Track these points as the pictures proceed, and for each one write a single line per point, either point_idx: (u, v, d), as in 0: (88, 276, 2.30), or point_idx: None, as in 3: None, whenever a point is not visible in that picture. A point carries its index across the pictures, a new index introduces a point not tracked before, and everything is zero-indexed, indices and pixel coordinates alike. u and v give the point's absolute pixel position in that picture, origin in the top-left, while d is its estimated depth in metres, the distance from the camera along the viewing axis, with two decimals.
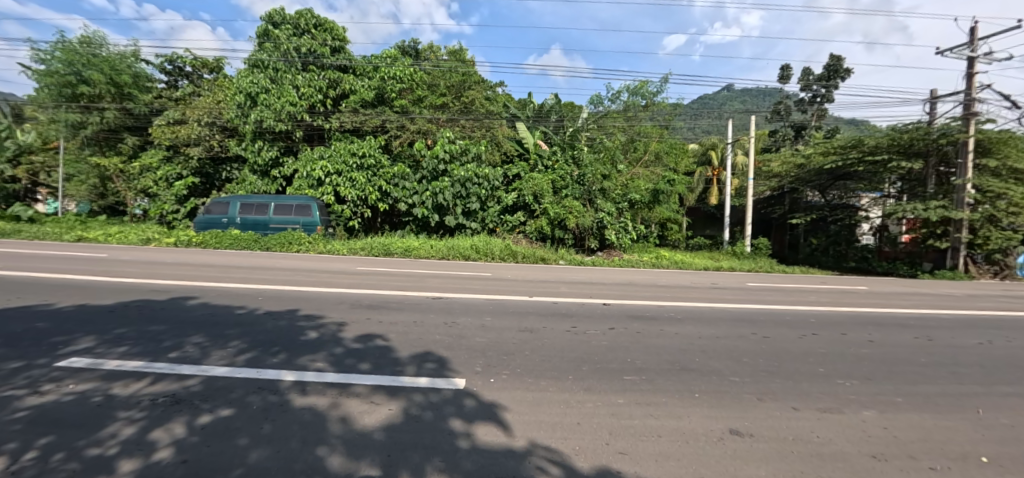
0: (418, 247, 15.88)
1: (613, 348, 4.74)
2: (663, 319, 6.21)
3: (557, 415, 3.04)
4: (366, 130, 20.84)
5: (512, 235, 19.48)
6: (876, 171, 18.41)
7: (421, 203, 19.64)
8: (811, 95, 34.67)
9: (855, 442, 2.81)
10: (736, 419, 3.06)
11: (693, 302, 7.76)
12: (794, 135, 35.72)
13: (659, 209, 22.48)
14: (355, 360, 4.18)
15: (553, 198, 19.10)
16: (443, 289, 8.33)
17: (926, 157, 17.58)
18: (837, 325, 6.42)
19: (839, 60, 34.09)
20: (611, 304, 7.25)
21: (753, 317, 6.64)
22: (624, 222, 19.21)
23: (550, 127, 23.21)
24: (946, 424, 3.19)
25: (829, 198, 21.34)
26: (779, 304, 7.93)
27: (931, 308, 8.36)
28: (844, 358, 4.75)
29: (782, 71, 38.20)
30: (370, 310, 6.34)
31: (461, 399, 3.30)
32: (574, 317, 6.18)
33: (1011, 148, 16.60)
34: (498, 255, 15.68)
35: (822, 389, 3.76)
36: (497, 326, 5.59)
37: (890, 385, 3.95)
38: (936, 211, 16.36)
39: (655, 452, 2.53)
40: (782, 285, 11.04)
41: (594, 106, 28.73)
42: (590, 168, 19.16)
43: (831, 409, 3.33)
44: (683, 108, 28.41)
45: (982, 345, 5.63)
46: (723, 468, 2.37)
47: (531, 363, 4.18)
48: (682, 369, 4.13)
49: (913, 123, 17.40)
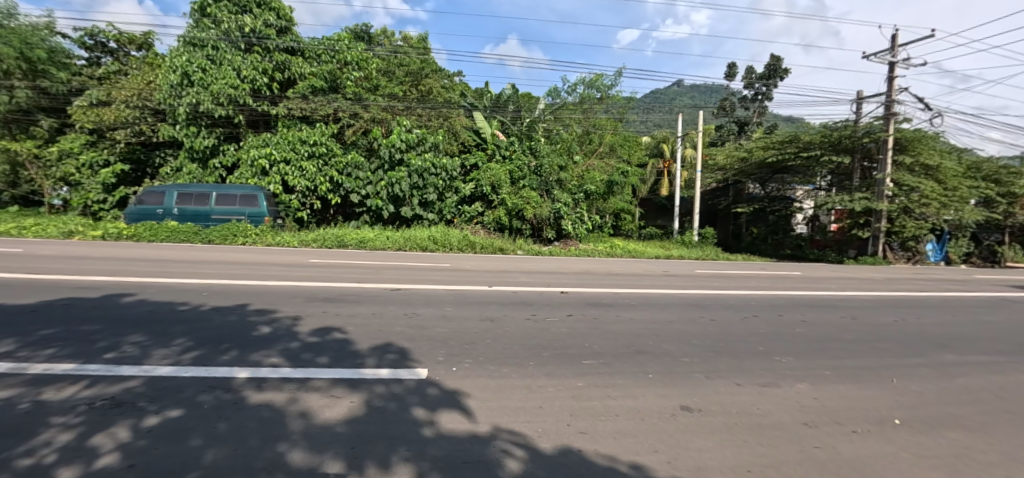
0: (374, 239, 15.51)
1: (573, 334, 4.89)
2: (619, 306, 6.47)
3: (520, 400, 3.12)
4: (316, 117, 19.91)
5: (470, 226, 19.38)
6: (809, 165, 19.90)
7: (376, 194, 19.11)
8: (753, 94, 36.77)
9: (790, 411, 3.09)
10: (687, 396, 3.27)
11: (646, 288, 8.12)
12: (738, 131, 37.65)
13: (614, 200, 23.01)
14: (313, 354, 4.07)
15: (511, 188, 19.16)
16: (402, 281, 8.22)
17: (852, 153, 19.21)
18: (775, 307, 6.94)
19: (778, 60, 36.20)
20: (569, 292, 7.44)
21: (701, 302, 7.04)
22: (580, 213, 19.65)
23: (507, 117, 23.17)
24: (868, 392, 3.57)
25: (769, 190, 22.72)
26: (724, 290, 8.45)
27: (854, 290, 9.21)
28: (782, 337, 5.17)
29: (729, 69, 40.18)
30: (326, 303, 6.17)
31: (425, 389, 3.30)
32: (534, 306, 6.31)
33: (926, 146, 18.22)
34: (455, 245, 15.60)
35: (762, 366, 4.08)
36: (458, 316, 5.61)
37: (820, 360, 4.35)
38: (861, 202, 17.95)
39: (613, 431, 2.67)
40: (727, 272, 11.74)
41: (551, 97, 29.12)
42: (547, 159, 19.46)
43: (770, 384, 3.63)
44: (637, 102, 29.36)
45: (896, 323, 6.30)
46: (676, 441, 2.55)
47: (493, 351, 4.24)
48: (637, 352, 4.33)
49: (842, 120, 18.96)
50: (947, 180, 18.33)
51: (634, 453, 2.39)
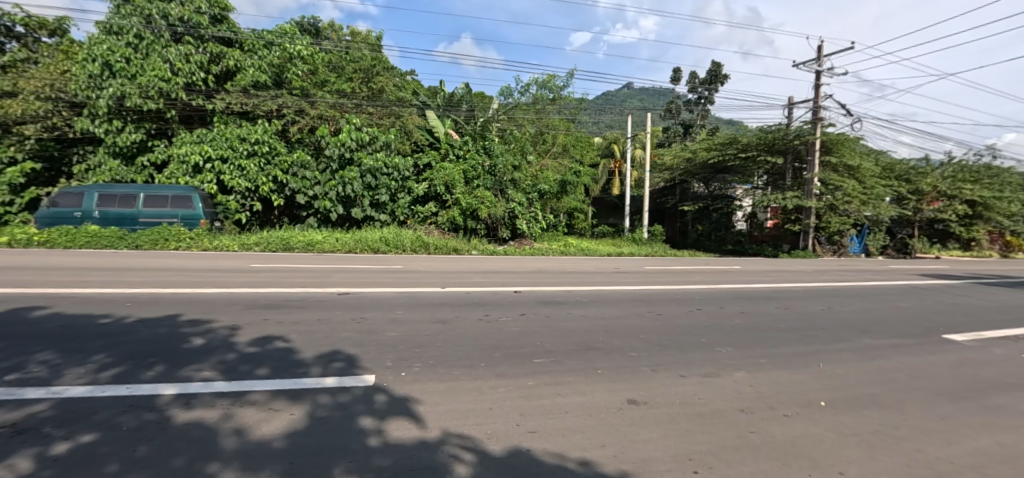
0: (322, 241, 14.90)
1: (525, 333, 4.91)
2: (571, 303, 6.57)
3: (470, 402, 3.09)
4: (258, 113, 18.84)
5: (424, 226, 19.06)
6: (747, 166, 21.19)
7: (324, 194, 18.34)
8: (697, 97, 38.53)
9: (728, 399, 3.25)
10: (634, 390, 3.36)
11: (597, 286, 8.31)
12: (683, 132, 39.42)
13: (567, 199, 23.44)
14: (251, 365, 3.84)
15: (465, 188, 19.06)
16: (351, 284, 7.92)
17: (785, 154, 20.64)
18: (717, 300, 7.30)
19: (718, 65, 38.18)
20: (522, 291, 7.47)
21: (649, 298, 7.29)
22: (534, 212, 19.89)
23: (461, 117, 22.94)
24: (798, 377, 3.82)
25: (712, 189, 23.95)
26: (670, 285, 8.81)
27: (787, 282, 9.89)
28: (723, 328, 5.44)
29: (674, 74, 41.98)
30: (268, 311, 5.84)
31: (372, 396, 3.19)
32: (486, 306, 6.28)
33: (848, 148, 19.81)
34: (408, 246, 15.28)
35: (705, 357, 4.27)
36: (409, 319, 5.48)
37: (756, 349, 4.61)
38: (792, 200, 19.33)
39: (562, 428, 2.69)
40: (674, 267, 12.24)
41: (504, 97, 29.25)
42: (501, 159, 19.50)
43: (711, 374, 3.80)
44: (588, 103, 29.99)
45: (822, 311, 6.83)
46: (622, 435, 2.61)
47: (444, 353, 4.16)
48: (587, 348, 4.41)
49: (776, 124, 20.32)
50: (866, 179, 20.06)
51: (582, 449, 2.42)
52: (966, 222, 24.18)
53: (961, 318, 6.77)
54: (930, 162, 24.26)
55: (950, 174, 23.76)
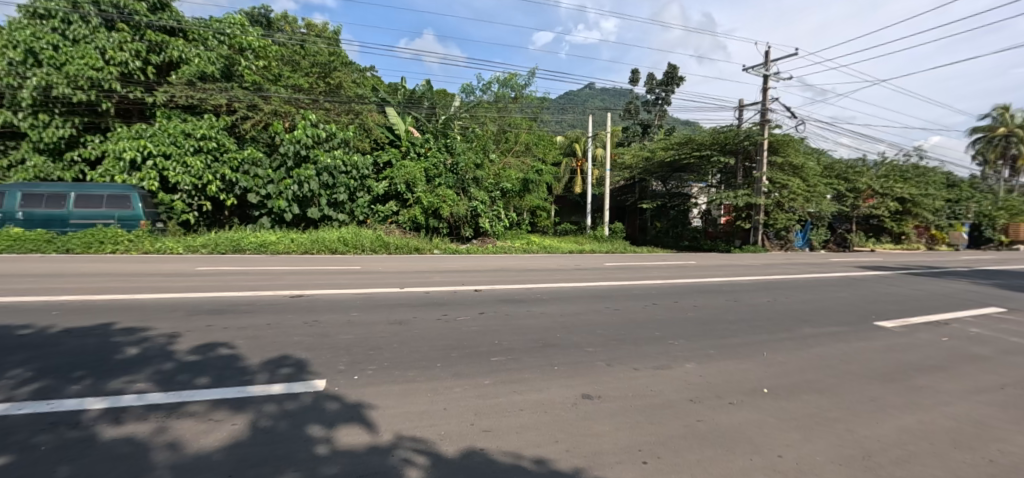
0: (276, 242, 14.27)
1: (484, 332, 4.88)
2: (531, 301, 6.60)
3: (425, 404, 3.03)
4: (206, 107, 17.79)
5: (385, 226, 18.61)
6: (702, 165, 22.07)
7: (278, 193, 17.52)
8: (654, 98, 39.73)
9: (679, 390, 3.35)
10: (589, 385, 3.41)
11: (558, 283, 8.39)
12: (642, 132, 40.54)
13: (530, 198, 23.55)
14: (191, 374, 3.60)
15: (427, 186, 18.81)
16: (304, 286, 7.62)
17: (736, 154, 21.63)
18: (672, 295, 7.54)
19: (674, 68, 39.51)
20: (482, 290, 7.43)
21: (607, 293, 7.44)
22: (497, 211, 19.87)
23: (422, 114, 22.60)
24: (743, 366, 4.00)
25: (669, 187, 24.68)
26: (628, 280, 9.02)
27: (737, 276, 10.37)
28: (677, 322, 5.63)
29: (632, 75, 43.10)
30: (213, 316, 5.52)
31: (322, 402, 3.07)
32: (446, 305, 6.20)
33: (793, 149, 20.93)
34: (368, 247, 14.90)
35: (658, 350, 4.39)
36: (365, 321, 5.34)
37: (706, 341, 4.80)
38: (743, 198, 20.30)
39: (517, 426, 2.69)
40: (633, 263, 12.56)
41: (466, 95, 29.11)
42: (463, 157, 19.40)
43: (664, 366, 3.91)
44: (550, 102, 30.27)
45: (768, 303, 7.19)
46: (576, 430, 2.63)
47: (400, 355, 4.07)
48: (546, 345, 4.44)
49: (728, 124, 21.24)
50: (809, 178, 21.32)
51: (536, 446, 2.43)
52: (897, 217, 26.19)
53: (890, 306, 7.31)
54: (865, 163, 26.08)
55: (883, 173, 25.65)
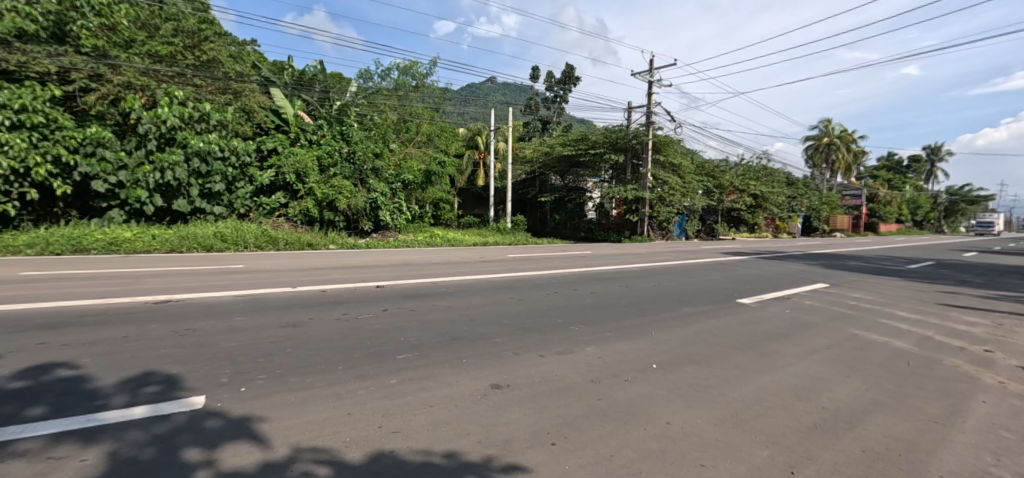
0: (132, 239, 12.13)
1: (388, 330, 4.70)
2: (437, 295, 6.51)
3: (325, 411, 2.82)
4: (28, 74, 14.40)
5: (272, 220, 16.85)
6: (596, 160, 23.66)
7: (135, 182, 14.75)
8: (553, 96, 41.55)
9: (580, 372, 3.57)
10: (497, 375, 3.46)
11: (463, 276, 8.40)
12: (541, 128, 42.07)
13: (432, 190, 22.94)
14: (16, 405, 2.91)
15: (320, 177, 17.51)
16: (173, 290, 6.58)
17: (625, 152, 23.53)
18: (571, 283, 7.99)
19: (571, 68, 41.54)
20: (385, 286, 7.14)
21: (512, 285, 7.62)
22: (398, 203, 19.16)
23: (313, 98, 20.88)
24: (634, 346, 4.39)
25: (567, 182, 26.04)
26: (531, 271, 9.35)
27: (626, 264, 11.33)
28: (576, 308, 5.98)
29: (532, 72, 44.56)
30: (46, 331, 4.51)
31: (202, 421, 2.70)
32: (346, 304, 5.84)
33: (672, 149, 23.34)
34: (252, 243, 13.35)
35: (561, 335, 4.64)
36: (252, 325, 4.81)
37: (602, 324, 5.18)
38: (631, 192, 22.23)
39: (428, 423, 2.63)
40: (535, 255, 13.05)
41: (363, 80, 27.73)
42: (360, 146, 18.50)
43: (566, 351, 4.13)
44: (453, 94, 29.96)
45: (653, 287, 7.99)
46: (486, 420, 2.66)
47: (295, 361, 3.74)
48: (453, 339, 4.42)
49: (618, 124, 23.06)
50: (685, 175, 23.99)
51: (449, 441, 2.41)
52: (752, 211, 30.68)
53: (747, 286, 8.60)
54: (728, 163, 30.14)
55: (740, 173, 29.91)
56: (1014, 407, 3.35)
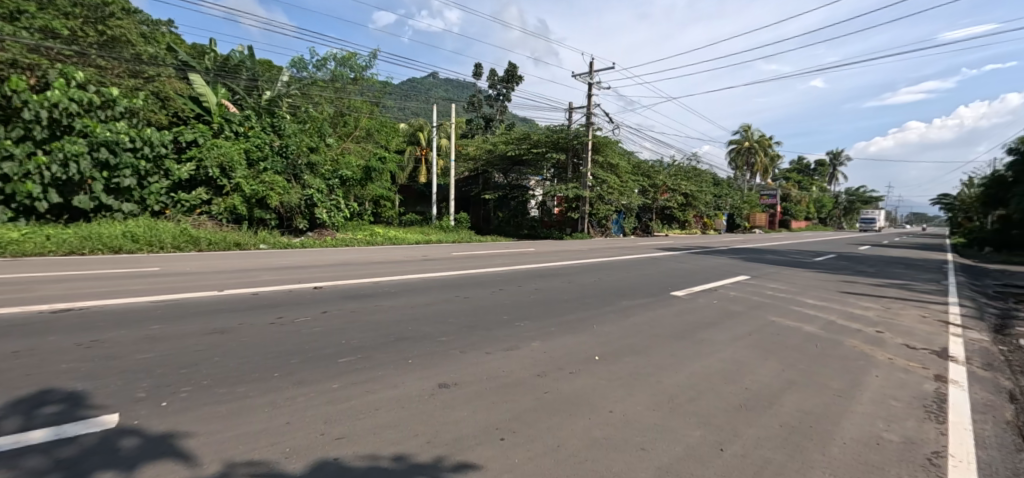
0: (20, 240, 10.60)
1: (328, 333, 4.49)
2: (380, 295, 6.33)
3: (260, 421, 2.65)
4: None
5: (193, 218, 15.37)
6: (539, 159, 24.05)
7: (23, 175, 12.88)
8: (496, 94, 41.66)
9: (526, 367, 3.63)
10: (444, 374, 3.44)
11: (407, 274, 8.22)
12: (484, 125, 42.04)
13: (372, 187, 22.18)
14: None
15: (248, 171, 16.32)
16: (74, 296, 5.84)
17: (567, 152, 24.13)
18: (516, 280, 8.09)
19: (514, 66, 41.86)
20: (323, 286, 6.82)
21: (457, 283, 7.57)
22: (335, 200, 18.34)
23: (240, 86, 19.49)
24: (578, 339, 4.54)
25: (510, 179, 26.22)
26: (476, 269, 9.34)
27: (569, 260, 11.64)
28: (521, 305, 6.07)
29: (475, 69, 44.40)
30: None
31: (116, 441, 2.43)
32: (280, 307, 5.51)
33: (611, 150, 24.26)
34: (169, 243, 12.15)
35: (507, 332, 4.69)
36: (173, 333, 4.39)
37: (547, 320, 5.30)
38: (573, 190, 22.86)
39: (373, 426, 2.56)
40: (480, 252, 13.06)
41: (296, 69, 26.22)
42: (293, 139, 17.68)
43: (513, 347, 4.19)
44: (394, 88, 29.11)
45: (594, 282, 8.29)
46: (435, 420, 2.64)
47: (225, 369, 3.48)
48: (398, 339, 4.32)
49: (560, 124, 23.64)
50: (622, 175, 25.02)
51: (396, 444, 2.36)
52: (683, 208, 32.68)
53: (680, 279, 9.16)
54: (661, 164, 31.86)
55: (673, 173, 31.73)
56: (899, 379, 3.87)
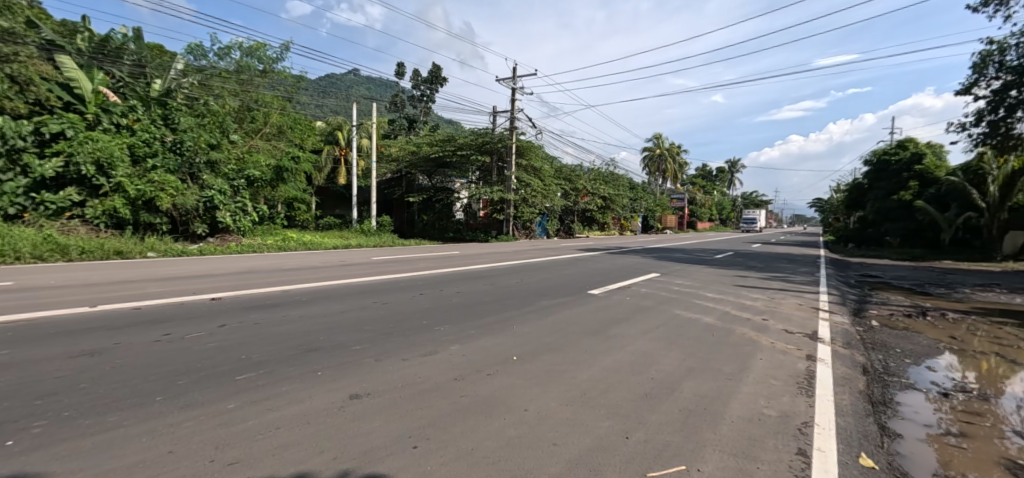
0: None
1: (226, 348, 4.09)
2: (289, 304, 5.89)
3: (135, 453, 2.33)
4: None
5: (60, 223, 13.18)
6: (463, 162, 24.02)
7: None
8: (420, 94, 40.89)
9: (443, 372, 3.57)
10: (356, 384, 3.28)
11: (321, 281, 7.75)
12: (407, 126, 41.03)
13: (284, 188, 20.64)
14: None
15: (133, 169, 14.39)
16: None
17: (491, 155, 24.36)
18: (438, 284, 7.98)
19: (438, 68, 41.37)
20: (222, 297, 6.19)
21: (375, 288, 7.28)
22: (240, 202, 16.78)
23: (124, 72, 17.29)
24: (497, 340, 4.57)
25: (434, 182, 25.75)
26: (397, 273, 9.07)
27: (492, 262, 11.73)
28: (442, 309, 5.99)
29: (398, 68, 43.22)
30: None
31: None
32: (167, 322, 4.90)
33: (535, 154, 24.89)
34: (28, 252, 10.27)
35: (425, 337, 4.59)
36: (25, 358, 3.72)
37: (468, 323, 5.28)
38: (497, 193, 23.14)
39: (273, 447, 2.37)
40: (402, 256, 12.70)
41: (192, 57, 23.67)
42: (190, 135, 15.95)
43: (431, 352, 4.11)
44: (309, 83, 27.41)
45: (516, 283, 8.43)
46: (344, 433, 2.51)
47: (93, 397, 3.01)
48: (307, 351, 4.05)
49: (484, 127, 23.85)
50: (545, 178, 25.77)
51: (299, 462, 2.20)
52: (602, 211, 34.42)
53: (596, 278, 9.63)
54: (581, 168, 33.32)
55: (592, 177, 33.30)
56: (777, 360, 4.39)
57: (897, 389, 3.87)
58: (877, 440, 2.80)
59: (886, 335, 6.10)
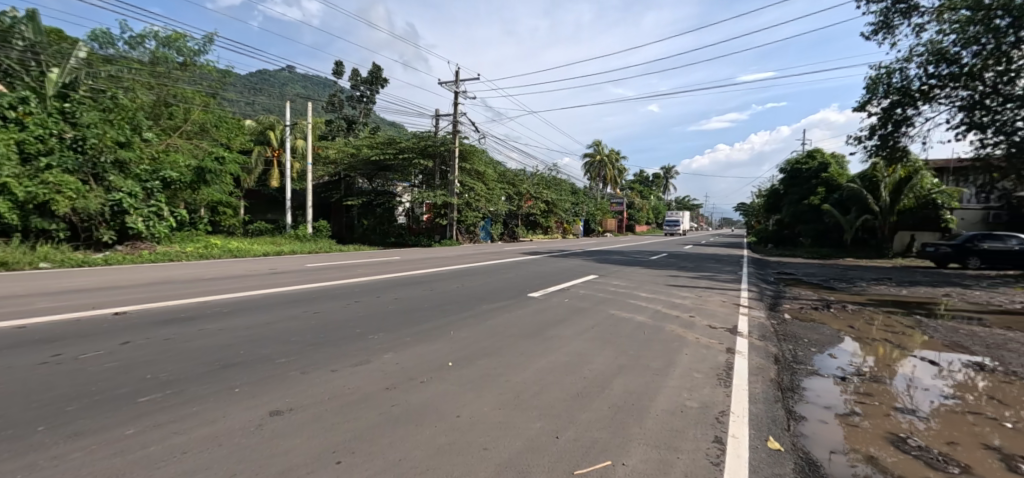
0: None
1: (128, 367, 3.70)
2: (207, 317, 5.44)
3: None
4: None
5: None
6: (405, 165, 23.53)
7: None
8: (359, 95, 39.58)
9: (374, 382, 3.47)
10: (278, 400, 3.09)
11: (245, 291, 7.22)
12: (346, 127, 39.51)
13: (206, 191, 19.06)
14: None
15: (21, 168, 12.66)
16: None
17: (434, 158, 24.09)
18: (375, 291, 7.72)
19: (378, 68, 40.27)
20: (125, 312, 5.58)
21: (305, 297, 6.91)
22: (154, 206, 15.29)
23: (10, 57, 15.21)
24: (433, 347, 4.50)
25: (375, 185, 24.94)
26: (331, 281, 8.67)
27: (433, 267, 11.55)
28: (378, 316, 5.81)
29: (336, 67, 41.53)
30: None
31: None
32: (56, 341, 4.33)
33: (478, 158, 24.92)
34: None
35: (358, 346, 4.43)
36: None
37: (404, 330, 5.16)
38: (440, 197, 22.89)
39: (177, 473, 2.17)
40: (337, 263, 12.16)
41: (97, 44, 21.31)
42: (93, 131, 14.32)
43: (362, 362, 3.97)
44: (236, 79, 25.64)
45: (456, 288, 8.36)
46: (261, 453, 2.35)
47: None
48: (224, 366, 3.77)
49: (427, 130, 23.54)
50: (489, 182, 25.84)
51: None
52: (545, 215, 35.06)
53: (537, 281, 9.78)
54: (525, 173, 33.77)
55: (535, 182, 33.84)
56: (700, 355, 4.69)
57: (802, 375, 4.27)
58: (783, 423, 3.06)
59: (796, 327, 6.70)
